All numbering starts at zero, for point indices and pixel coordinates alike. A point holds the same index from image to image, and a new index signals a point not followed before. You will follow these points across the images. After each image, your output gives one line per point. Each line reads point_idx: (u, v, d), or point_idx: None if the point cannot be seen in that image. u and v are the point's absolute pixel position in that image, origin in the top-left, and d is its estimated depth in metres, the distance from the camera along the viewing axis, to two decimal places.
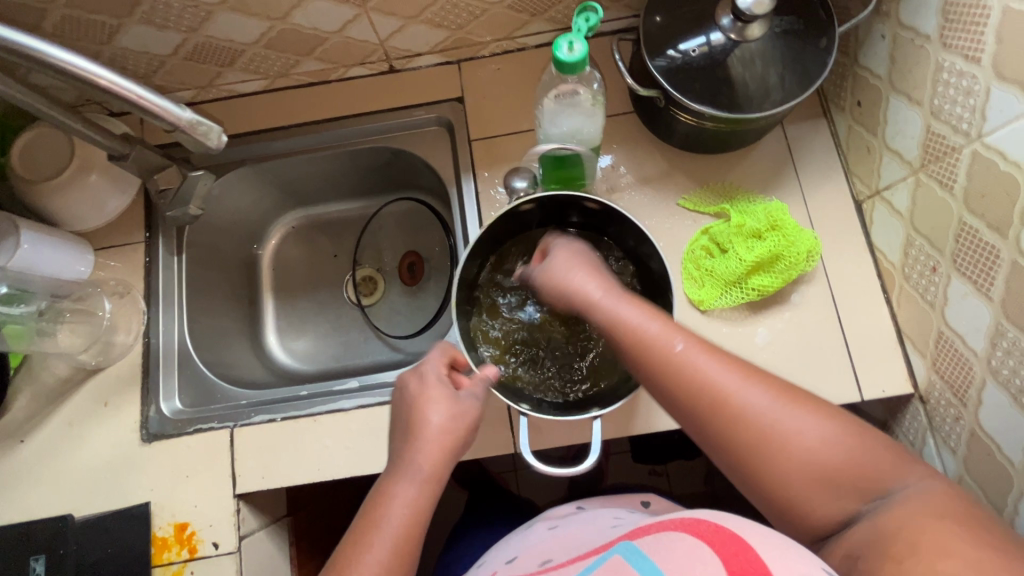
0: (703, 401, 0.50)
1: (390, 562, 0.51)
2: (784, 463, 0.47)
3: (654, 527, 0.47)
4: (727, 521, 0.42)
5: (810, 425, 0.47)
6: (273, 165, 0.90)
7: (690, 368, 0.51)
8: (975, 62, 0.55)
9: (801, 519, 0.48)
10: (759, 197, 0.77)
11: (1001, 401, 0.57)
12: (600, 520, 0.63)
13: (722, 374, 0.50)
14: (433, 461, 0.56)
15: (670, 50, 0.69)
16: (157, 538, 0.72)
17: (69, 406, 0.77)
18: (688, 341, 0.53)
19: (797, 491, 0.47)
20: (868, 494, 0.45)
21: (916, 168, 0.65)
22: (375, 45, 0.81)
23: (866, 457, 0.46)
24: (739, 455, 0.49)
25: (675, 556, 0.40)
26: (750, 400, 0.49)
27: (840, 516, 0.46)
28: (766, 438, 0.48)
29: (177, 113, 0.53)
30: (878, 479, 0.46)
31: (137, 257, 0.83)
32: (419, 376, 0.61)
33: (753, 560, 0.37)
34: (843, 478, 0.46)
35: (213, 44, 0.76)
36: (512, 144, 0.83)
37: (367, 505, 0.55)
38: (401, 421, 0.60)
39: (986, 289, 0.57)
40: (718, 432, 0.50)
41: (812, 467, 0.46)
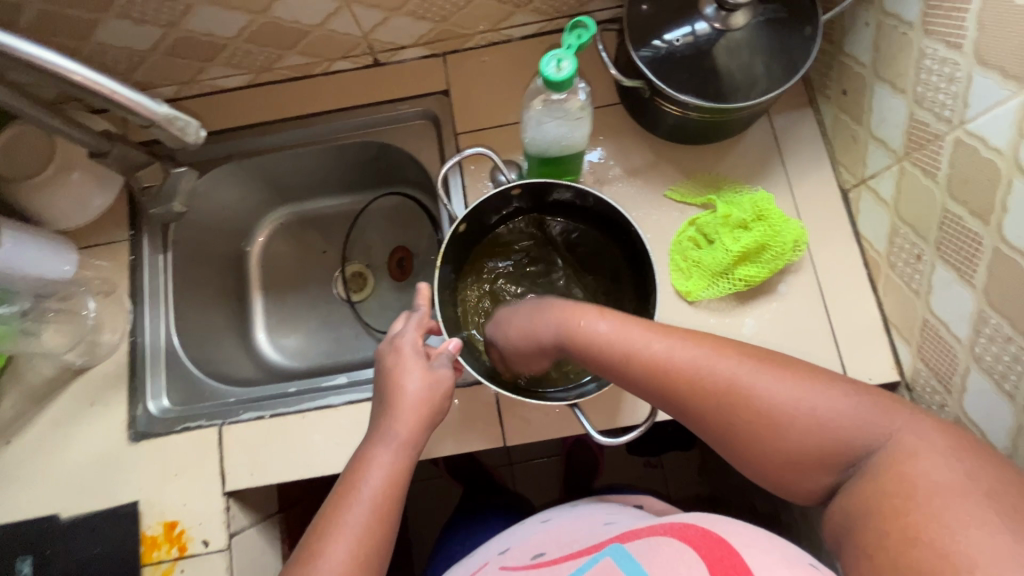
0: (674, 387, 0.53)
1: (369, 521, 0.52)
2: (766, 435, 0.48)
3: (645, 531, 0.48)
4: (716, 525, 0.42)
5: (783, 393, 0.49)
6: (259, 160, 0.90)
7: (647, 355, 0.54)
8: (956, 48, 0.55)
9: (797, 486, 0.50)
10: (746, 188, 0.77)
11: (985, 387, 0.57)
12: (593, 514, 0.63)
13: (684, 355, 0.53)
14: (409, 427, 0.58)
15: (655, 41, 0.69)
16: (147, 536, 0.72)
17: (57, 406, 0.76)
18: (643, 334, 0.56)
19: (784, 461, 0.48)
20: (851, 458, 0.46)
21: (900, 156, 0.65)
22: (359, 38, 0.80)
23: (839, 424, 0.47)
24: (724, 431, 0.51)
25: (660, 559, 0.42)
26: (724, 373, 0.51)
27: (828, 480, 0.48)
28: (742, 411, 0.49)
29: (152, 108, 0.52)
30: (862, 439, 0.46)
31: (122, 256, 0.83)
32: (393, 345, 0.63)
33: (736, 563, 0.37)
34: (817, 450, 0.47)
35: (193, 38, 0.75)
36: (498, 137, 0.83)
37: (345, 470, 0.56)
38: (379, 392, 0.61)
39: (969, 277, 0.57)
40: (691, 409, 0.52)
41: (787, 438, 0.48)
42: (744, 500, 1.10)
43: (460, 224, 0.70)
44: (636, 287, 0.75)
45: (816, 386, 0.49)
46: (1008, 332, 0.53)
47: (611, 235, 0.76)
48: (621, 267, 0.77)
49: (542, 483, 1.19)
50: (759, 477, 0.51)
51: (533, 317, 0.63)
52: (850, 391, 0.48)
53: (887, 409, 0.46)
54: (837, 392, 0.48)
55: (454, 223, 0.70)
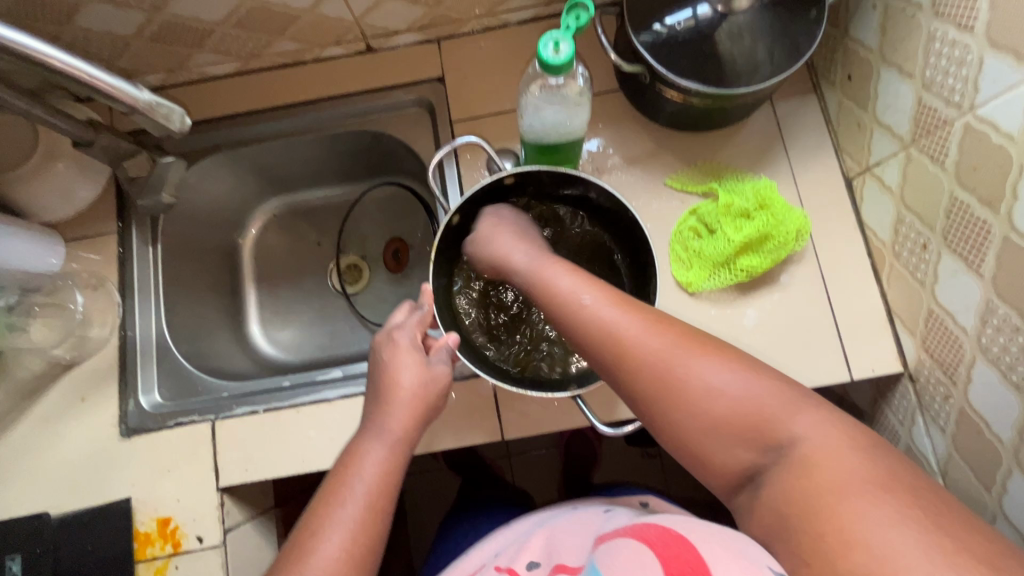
0: (611, 344, 0.51)
1: (365, 518, 0.50)
2: (689, 401, 0.47)
3: (613, 534, 0.47)
4: (675, 524, 0.41)
5: (713, 369, 0.47)
6: (249, 150, 0.87)
7: (594, 317, 0.53)
8: (967, 30, 0.53)
9: (713, 465, 0.47)
10: (747, 176, 0.75)
11: (991, 379, 0.56)
12: (591, 513, 0.61)
13: (629, 322, 0.52)
14: (404, 422, 0.56)
15: (655, 25, 0.67)
16: (139, 533, 0.71)
17: (46, 402, 0.75)
18: (599, 295, 0.55)
19: (704, 431, 0.47)
20: (774, 441, 0.44)
21: (906, 143, 0.63)
22: (351, 23, 0.77)
23: (761, 404, 0.45)
24: (646, 393, 0.49)
25: (620, 561, 0.40)
26: (660, 340, 0.50)
27: (748, 461, 0.45)
28: (671, 383, 0.48)
29: (134, 93, 0.51)
30: (789, 426, 0.44)
31: (110, 248, 0.81)
32: (391, 336, 0.62)
33: (694, 561, 0.36)
34: (739, 426, 0.46)
35: (179, 23, 0.73)
36: (494, 125, 0.81)
37: (338, 464, 0.55)
38: (372, 387, 0.60)
39: (977, 267, 0.56)
40: (624, 375, 0.51)
41: (715, 411, 0.46)
42: None
43: (454, 215, 0.69)
44: (635, 280, 0.74)
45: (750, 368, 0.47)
46: (1016, 322, 0.52)
47: (608, 227, 0.75)
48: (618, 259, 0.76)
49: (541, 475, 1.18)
50: (678, 452, 0.49)
51: (516, 246, 0.64)
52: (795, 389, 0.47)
53: (807, 404, 0.45)
54: (769, 381, 0.47)
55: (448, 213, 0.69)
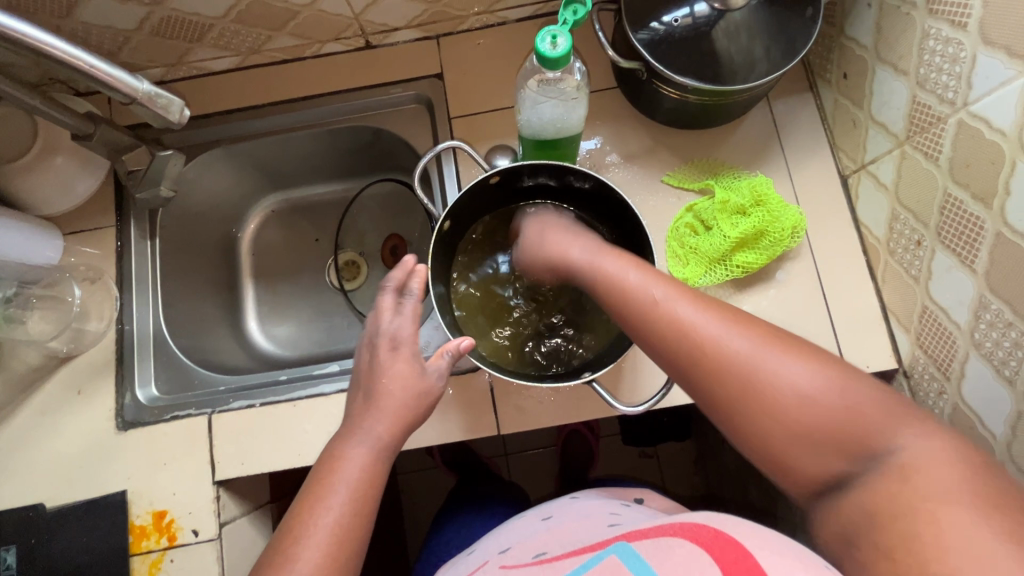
0: (688, 340, 0.50)
1: (347, 521, 0.50)
2: (780, 406, 0.45)
3: (653, 530, 0.47)
4: (725, 526, 0.42)
5: (796, 374, 0.46)
6: (249, 146, 0.88)
7: (671, 315, 0.52)
8: (961, 28, 0.54)
9: (800, 470, 0.46)
10: (744, 173, 0.76)
11: (985, 373, 0.56)
12: (596, 514, 0.60)
13: (709, 323, 0.50)
14: (389, 427, 0.56)
15: (653, 22, 0.67)
16: (135, 526, 0.71)
17: (42, 394, 0.75)
18: (670, 290, 0.54)
19: (797, 437, 0.45)
20: (868, 448, 0.43)
21: (901, 141, 0.64)
22: (350, 19, 0.78)
23: (857, 410, 0.44)
24: (730, 398, 0.48)
25: (673, 562, 0.40)
26: (743, 341, 0.48)
27: (839, 468, 0.44)
28: (756, 387, 0.46)
29: (133, 85, 0.50)
30: (879, 433, 0.43)
31: (108, 242, 0.81)
32: (377, 338, 0.60)
33: (751, 565, 0.37)
34: (830, 431, 0.44)
35: (180, 18, 0.73)
36: (492, 122, 0.81)
37: (320, 466, 0.54)
38: (359, 387, 0.60)
39: (970, 262, 0.56)
40: (698, 377, 0.49)
41: (811, 419, 0.45)
42: None
43: (445, 220, 0.69)
44: None
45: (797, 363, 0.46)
46: (1010, 318, 0.52)
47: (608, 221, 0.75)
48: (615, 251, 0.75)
49: (537, 473, 1.18)
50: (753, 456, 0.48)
51: (573, 242, 0.66)
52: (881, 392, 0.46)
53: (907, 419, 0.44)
54: (857, 383, 0.46)
55: (439, 219, 0.68)
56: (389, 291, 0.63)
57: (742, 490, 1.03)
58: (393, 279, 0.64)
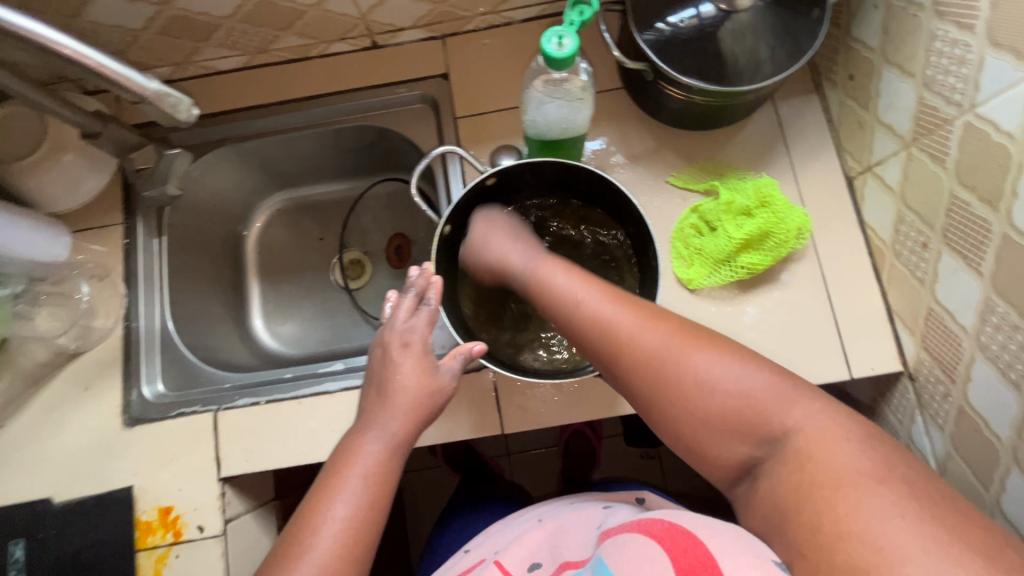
0: (604, 336, 0.54)
1: (360, 515, 0.51)
2: (685, 395, 0.48)
3: (616, 530, 0.47)
4: (678, 518, 0.42)
5: (708, 364, 0.48)
6: (255, 145, 0.88)
7: (589, 313, 0.55)
8: (968, 30, 0.54)
9: (711, 455, 0.48)
10: (749, 174, 0.76)
11: (990, 376, 0.56)
12: (589, 510, 0.61)
13: (619, 314, 0.54)
14: (404, 423, 0.56)
15: (658, 23, 0.67)
16: (141, 522, 0.71)
17: (50, 390, 0.76)
18: (592, 291, 0.57)
19: (704, 424, 0.47)
20: (770, 437, 0.45)
21: (907, 142, 0.64)
22: (357, 19, 0.78)
23: (763, 399, 0.46)
24: (642, 387, 0.51)
25: (628, 557, 0.41)
26: (656, 335, 0.51)
27: (746, 454, 0.46)
28: (663, 373, 0.49)
29: (142, 83, 0.50)
30: (784, 422, 0.44)
31: (116, 240, 0.82)
32: (390, 337, 0.61)
33: (701, 553, 0.37)
34: (732, 416, 0.46)
35: (187, 17, 0.73)
36: (498, 122, 0.81)
37: (332, 461, 0.55)
38: (372, 383, 0.60)
39: (977, 265, 0.56)
40: (611, 363, 0.53)
41: (711, 402, 0.47)
42: None
43: (446, 224, 0.70)
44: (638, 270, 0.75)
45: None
46: (1016, 320, 0.52)
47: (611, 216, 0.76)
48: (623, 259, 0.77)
49: (540, 473, 1.19)
50: (671, 441, 0.50)
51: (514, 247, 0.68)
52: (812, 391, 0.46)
53: (817, 406, 0.44)
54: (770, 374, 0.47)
55: (442, 223, 0.69)
56: (409, 291, 0.64)
57: None
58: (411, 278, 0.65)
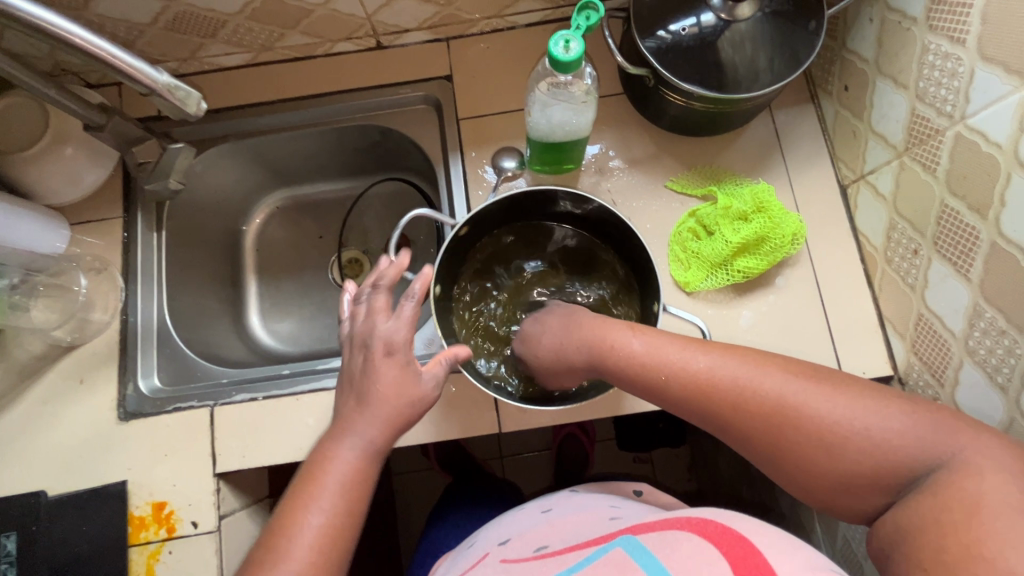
0: (708, 399, 0.53)
1: (330, 522, 0.51)
2: (812, 456, 0.48)
3: (659, 525, 0.47)
4: (734, 523, 0.43)
5: (832, 414, 0.48)
6: (257, 142, 0.88)
7: (688, 372, 0.54)
8: (960, 44, 0.55)
9: (845, 506, 0.49)
10: (745, 180, 0.78)
11: (978, 380, 0.58)
12: (597, 507, 0.62)
13: (728, 371, 0.53)
14: (380, 431, 0.55)
15: (660, 31, 0.68)
16: (134, 517, 0.71)
17: (44, 383, 0.75)
18: (684, 350, 0.56)
19: (835, 482, 0.48)
20: (906, 479, 0.45)
21: (900, 152, 0.66)
22: (363, 20, 0.79)
23: (895, 442, 0.46)
24: (766, 449, 0.50)
25: (680, 555, 0.41)
26: (767, 387, 0.51)
27: (880, 500, 0.47)
28: (795, 431, 0.49)
29: (153, 75, 0.50)
30: (917, 458, 0.45)
31: (115, 233, 0.81)
32: (371, 342, 0.57)
33: (758, 563, 0.37)
34: (869, 473, 0.46)
35: (193, 14, 0.74)
36: (500, 124, 0.82)
37: (308, 462, 0.55)
38: (345, 385, 0.58)
39: (965, 271, 0.58)
40: (736, 426, 0.52)
41: (855, 457, 0.46)
42: None
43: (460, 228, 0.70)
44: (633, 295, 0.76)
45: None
46: (1003, 326, 0.54)
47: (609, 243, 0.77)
48: (618, 288, 0.77)
49: (533, 476, 1.19)
50: (806, 495, 0.50)
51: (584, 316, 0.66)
52: (916, 405, 0.47)
53: (946, 428, 0.45)
54: (890, 408, 0.47)
55: (455, 229, 0.69)
56: (382, 290, 0.60)
57: (735, 494, 1.04)
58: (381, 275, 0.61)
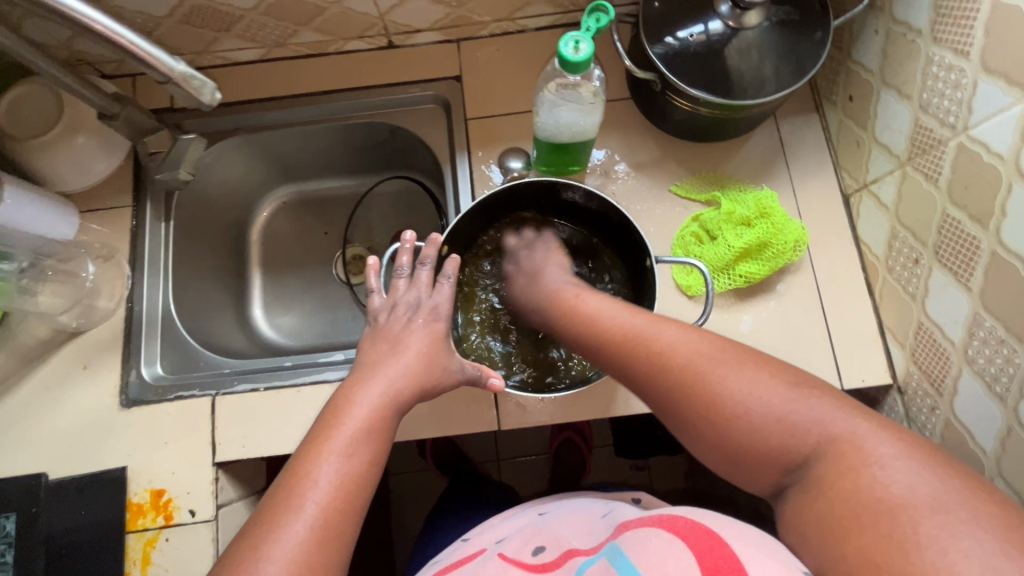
0: (632, 355, 0.56)
1: (357, 450, 0.51)
2: (715, 420, 0.48)
3: (636, 523, 0.47)
4: (702, 516, 0.43)
5: (739, 386, 0.48)
6: (267, 136, 0.89)
7: (620, 326, 0.58)
8: (963, 56, 0.56)
9: (745, 477, 0.49)
10: (749, 187, 0.78)
11: (976, 389, 0.58)
12: (590, 507, 0.61)
13: (660, 334, 0.55)
14: (404, 377, 0.57)
15: (668, 37, 0.69)
16: (132, 503, 0.71)
17: (48, 367, 0.75)
18: (624, 312, 0.60)
19: (732, 449, 0.48)
20: (797, 461, 0.44)
21: (903, 162, 0.66)
22: (375, 19, 0.80)
23: (802, 428, 0.45)
24: (672, 407, 0.52)
25: (650, 552, 0.41)
26: (685, 354, 0.52)
27: (776, 480, 0.46)
28: (700, 396, 0.49)
29: (170, 64, 0.51)
30: (806, 442, 0.44)
31: (124, 221, 0.82)
32: (419, 307, 0.64)
33: (726, 554, 0.37)
34: (765, 445, 0.46)
35: (208, 8, 0.75)
36: (508, 125, 0.83)
37: (329, 404, 0.55)
38: (374, 337, 0.62)
39: (966, 280, 0.58)
40: (650, 384, 0.54)
41: (741, 427, 0.47)
42: (728, 503, 1.10)
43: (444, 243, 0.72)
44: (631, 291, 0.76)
45: (783, 375, 0.48)
46: (1002, 335, 0.54)
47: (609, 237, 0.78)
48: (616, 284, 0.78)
49: (529, 478, 1.19)
50: (709, 461, 0.51)
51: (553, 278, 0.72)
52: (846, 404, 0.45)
53: (855, 419, 0.43)
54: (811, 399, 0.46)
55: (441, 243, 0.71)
56: (426, 266, 0.66)
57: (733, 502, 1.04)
58: (425, 251, 0.66)
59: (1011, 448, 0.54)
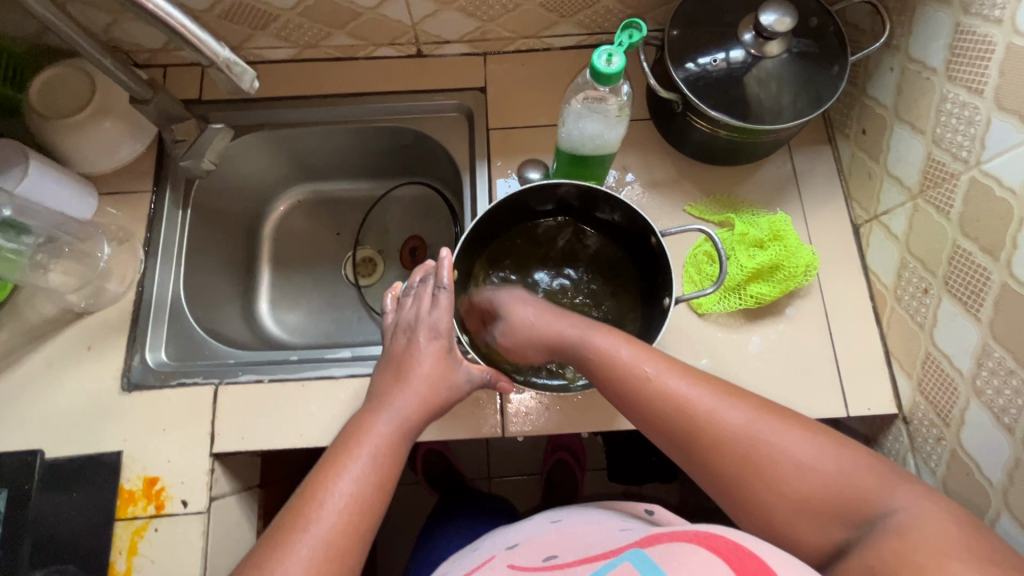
0: (686, 418, 0.53)
1: (366, 482, 0.51)
2: (779, 477, 0.48)
3: (668, 536, 0.46)
4: (746, 541, 0.42)
5: (793, 447, 0.49)
6: (289, 134, 0.91)
7: (666, 388, 0.55)
8: (977, 94, 0.59)
9: (801, 541, 0.48)
10: (762, 211, 0.80)
11: (984, 420, 0.59)
12: (607, 518, 0.59)
13: (703, 397, 0.53)
14: (414, 409, 0.57)
15: (689, 63, 0.72)
16: (124, 490, 0.69)
17: (52, 346, 0.75)
18: (661, 365, 0.57)
19: (795, 505, 0.48)
20: (861, 515, 0.46)
21: (914, 194, 0.68)
22: (407, 27, 0.83)
23: (855, 478, 0.47)
24: (727, 469, 0.50)
25: (688, 565, 0.40)
26: (741, 416, 0.52)
27: (838, 536, 0.46)
28: (756, 458, 0.49)
29: (215, 50, 0.53)
30: (872, 498, 0.46)
31: (141, 205, 0.82)
32: (416, 327, 0.62)
33: None
34: (828, 501, 0.47)
35: (248, 6, 0.77)
36: (528, 137, 0.85)
37: (342, 432, 0.55)
38: (386, 364, 0.62)
39: (976, 310, 0.59)
40: (706, 450, 0.51)
41: (776, 494, 0.48)
42: None
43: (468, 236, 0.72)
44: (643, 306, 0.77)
45: (809, 437, 0.50)
46: (1011, 365, 0.55)
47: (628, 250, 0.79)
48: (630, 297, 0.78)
49: (523, 496, 1.17)
50: (765, 530, 0.49)
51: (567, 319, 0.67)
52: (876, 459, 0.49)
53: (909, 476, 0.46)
54: (853, 453, 0.49)
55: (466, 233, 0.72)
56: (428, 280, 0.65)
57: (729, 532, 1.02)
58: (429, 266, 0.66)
59: (1019, 480, 0.54)
